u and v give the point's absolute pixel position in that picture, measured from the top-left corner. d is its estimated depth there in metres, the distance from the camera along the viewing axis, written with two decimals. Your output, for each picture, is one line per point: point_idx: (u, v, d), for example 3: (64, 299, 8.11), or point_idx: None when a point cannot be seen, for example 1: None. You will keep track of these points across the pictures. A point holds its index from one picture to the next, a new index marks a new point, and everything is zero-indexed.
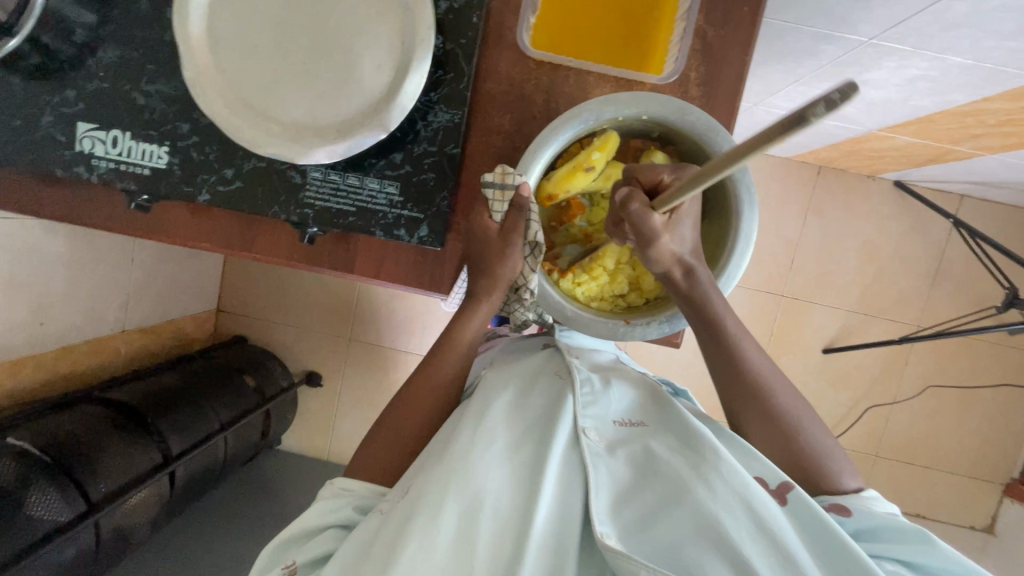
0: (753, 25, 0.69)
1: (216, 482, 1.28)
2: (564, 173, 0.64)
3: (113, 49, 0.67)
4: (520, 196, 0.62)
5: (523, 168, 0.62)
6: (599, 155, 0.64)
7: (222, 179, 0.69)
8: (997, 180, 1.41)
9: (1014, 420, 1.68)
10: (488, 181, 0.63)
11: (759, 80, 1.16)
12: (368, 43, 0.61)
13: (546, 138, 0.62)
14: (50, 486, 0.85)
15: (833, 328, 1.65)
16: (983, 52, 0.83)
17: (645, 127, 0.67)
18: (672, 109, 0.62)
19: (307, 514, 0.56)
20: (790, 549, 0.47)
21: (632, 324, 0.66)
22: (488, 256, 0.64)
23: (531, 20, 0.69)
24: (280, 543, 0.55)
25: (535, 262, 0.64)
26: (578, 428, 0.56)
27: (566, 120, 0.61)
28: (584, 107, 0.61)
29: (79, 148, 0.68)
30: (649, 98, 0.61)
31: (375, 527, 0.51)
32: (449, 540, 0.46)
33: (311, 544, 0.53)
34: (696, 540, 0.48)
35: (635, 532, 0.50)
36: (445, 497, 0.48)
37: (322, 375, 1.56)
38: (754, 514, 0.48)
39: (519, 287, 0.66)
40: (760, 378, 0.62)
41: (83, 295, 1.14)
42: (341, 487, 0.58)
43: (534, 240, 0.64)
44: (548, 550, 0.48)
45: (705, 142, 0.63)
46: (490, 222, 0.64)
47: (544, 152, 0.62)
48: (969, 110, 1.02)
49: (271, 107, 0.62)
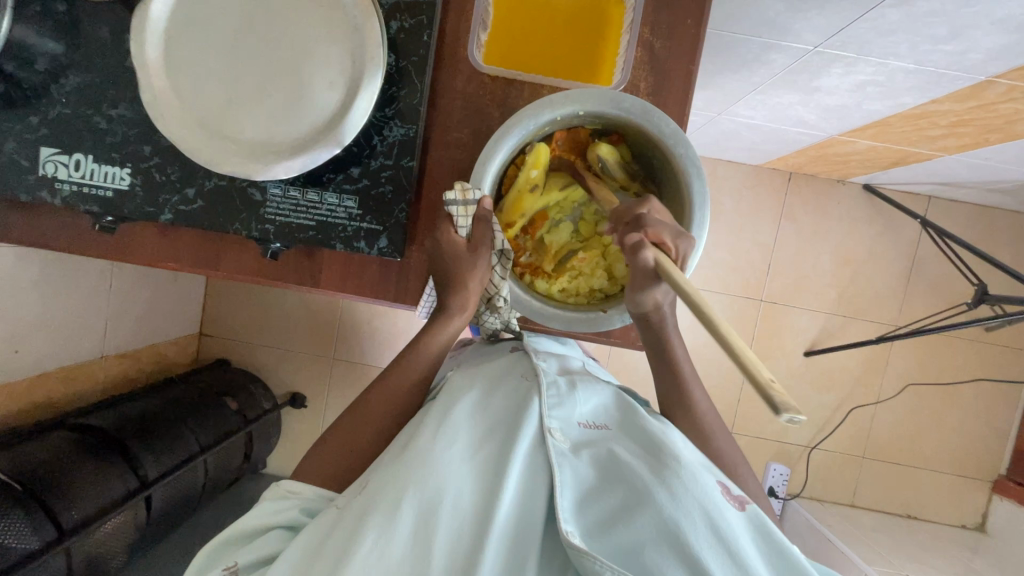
0: (698, 36, 0.72)
1: (197, 506, 1.27)
2: (513, 198, 0.68)
3: (75, 76, 0.69)
4: (482, 210, 0.63)
5: (478, 180, 0.63)
6: (537, 171, 0.67)
7: (184, 199, 0.70)
8: (960, 180, 1.45)
9: (997, 416, 1.69)
10: (450, 199, 0.63)
11: (719, 91, 1.19)
12: (320, 64, 0.63)
13: (495, 146, 0.63)
14: (20, 514, 0.84)
15: (813, 330, 1.67)
16: (923, 56, 0.87)
17: (589, 122, 0.68)
18: (606, 101, 0.63)
19: (249, 515, 0.56)
20: (744, 558, 0.47)
21: (610, 311, 0.68)
22: (451, 268, 0.66)
23: (483, 38, 0.72)
24: (223, 540, 0.56)
25: (504, 270, 0.67)
26: (545, 428, 0.56)
27: (507, 127, 0.62)
28: (524, 112, 0.62)
29: (43, 172, 0.69)
30: (582, 93, 0.63)
31: (328, 524, 0.51)
32: (409, 540, 0.47)
33: (254, 546, 0.54)
34: (656, 544, 0.48)
35: (597, 534, 0.50)
36: (404, 490, 0.49)
37: (306, 397, 1.56)
38: (711, 523, 0.48)
39: (491, 295, 0.70)
40: (698, 398, 0.68)
41: (58, 322, 1.14)
42: (287, 491, 0.58)
43: (501, 248, 0.66)
44: (508, 550, 0.48)
45: (644, 126, 0.64)
46: (456, 237, 0.65)
47: (494, 159, 0.63)
48: (920, 112, 1.06)
49: (228, 127, 0.64)
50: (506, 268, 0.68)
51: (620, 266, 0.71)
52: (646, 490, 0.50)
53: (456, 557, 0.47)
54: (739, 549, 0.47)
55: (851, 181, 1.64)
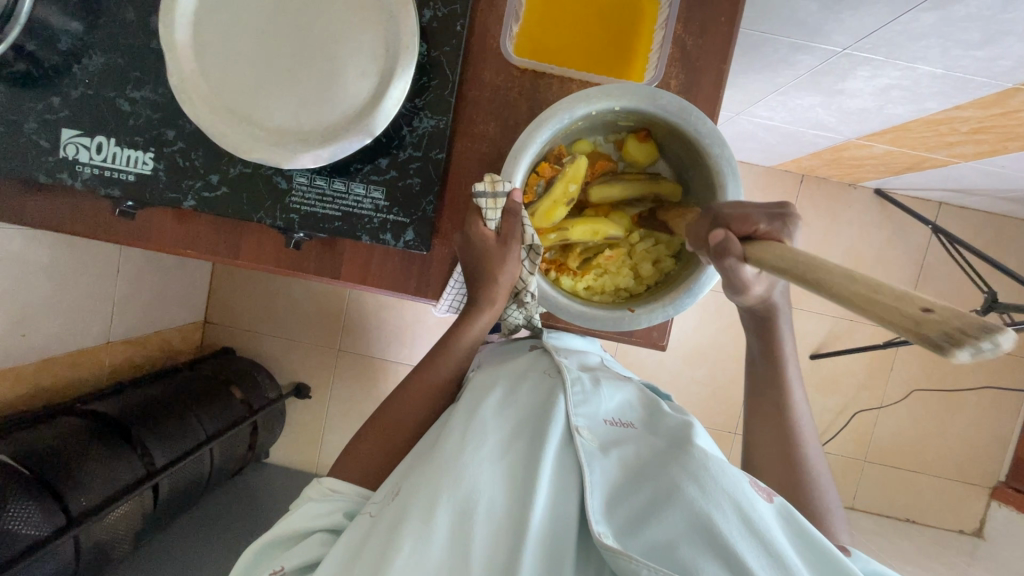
0: (731, 35, 0.71)
1: (202, 496, 1.26)
2: (547, 208, 0.66)
3: (99, 56, 0.67)
4: (512, 203, 0.62)
5: (509, 173, 0.62)
6: (576, 186, 0.66)
7: (207, 185, 0.69)
8: (973, 187, 1.44)
9: (998, 422, 1.70)
10: (479, 191, 0.62)
11: (739, 91, 1.18)
12: (352, 51, 0.62)
13: (527, 140, 0.62)
14: (29, 500, 0.83)
15: (820, 334, 1.67)
16: (953, 61, 0.86)
17: (620, 117, 0.67)
18: (643, 97, 0.62)
19: (294, 517, 0.55)
20: (782, 551, 0.46)
21: (638, 312, 0.67)
22: (481, 263, 0.65)
23: (515, 30, 0.70)
24: (267, 543, 0.55)
25: (533, 266, 0.66)
26: (572, 427, 0.56)
27: (542, 121, 0.62)
28: (559, 106, 0.61)
29: (63, 154, 0.68)
30: (619, 89, 0.62)
31: (363, 533, 0.50)
32: (446, 543, 0.47)
33: (297, 550, 0.53)
34: (691, 541, 0.47)
35: (629, 533, 0.50)
36: (438, 495, 0.48)
37: (310, 387, 1.55)
38: (744, 514, 0.48)
39: (519, 291, 0.68)
40: None
41: (66, 307, 1.13)
42: (329, 489, 0.57)
43: (530, 243, 0.65)
44: (543, 551, 0.48)
45: (680, 123, 0.63)
46: (485, 230, 0.64)
47: (525, 155, 0.62)
48: (942, 118, 1.05)
49: (255, 113, 0.62)
50: (535, 263, 0.66)
51: (646, 265, 0.71)
52: (675, 486, 0.50)
53: (494, 559, 0.47)
54: (774, 540, 0.47)
55: (863, 186, 1.64)
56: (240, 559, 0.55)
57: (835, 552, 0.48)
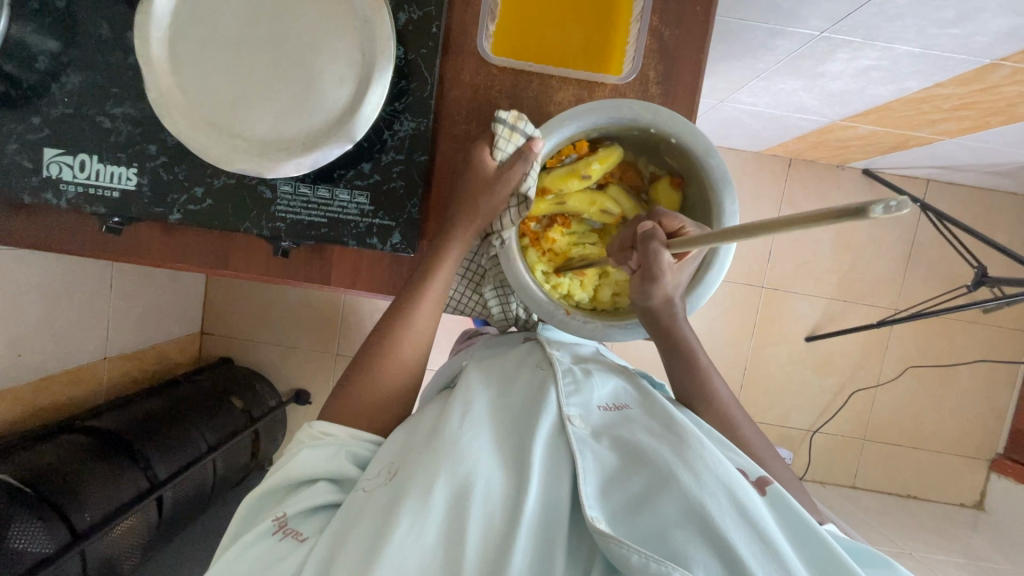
0: (707, 24, 0.71)
1: (207, 506, 1.27)
2: (562, 173, 0.68)
3: (76, 74, 0.67)
4: (527, 146, 0.63)
5: (547, 127, 0.65)
6: (597, 166, 0.68)
7: (193, 198, 0.69)
8: (960, 163, 1.45)
9: (994, 395, 1.72)
10: (500, 118, 0.63)
11: (722, 78, 1.19)
12: (328, 57, 0.62)
13: (579, 114, 0.64)
14: (34, 518, 0.83)
15: (814, 316, 1.69)
16: (930, 39, 0.87)
17: (669, 150, 0.69)
18: (699, 145, 0.64)
19: (292, 465, 0.56)
20: (770, 536, 0.48)
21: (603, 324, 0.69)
22: (470, 197, 0.65)
23: (491, 29, 0.70)
24: (267, 493, 0.56)
25: (517, 216, 0.66)
26: (564, 416, 0.57)
27: (604, 106, 0.64)
28: (626, 104, 0.64)
29: (47, 174, 0.68)
30: (679, 124, 0.64)
31: (357, 507, 0.51)
32: (438, 530, 0.47)
33: (303, 496, 0.54)
34: (682, 526, 0.48)
35: (622, 516, 0.50)
36: (436, 477, 0.49)
37: (310, 393, 1.55)
38: (735, 501, 0.49)
39: (492, 231, 0.67)
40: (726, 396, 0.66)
41: (62, 325, 1.13)
42: (324, 434, 0.58)
43: (523, 194, 0.65)
44: (535, 541, 0.48)
45: (713, 186, 0.66)
46: (489, 159, 0.64)
47: (572, 121, 0.64)
48: (923, 97, 1.06)
49: (235, 124, 0.63)
50: (520, 215, 0.66)
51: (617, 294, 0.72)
52: (669, 472, 0.51)
53: (486, 548, 0.47)
54: (765, 527, 0.48)
55: (850, 166, 1.65)
56: (240, 506, 0.56)
57: (833, 546, 0.49)
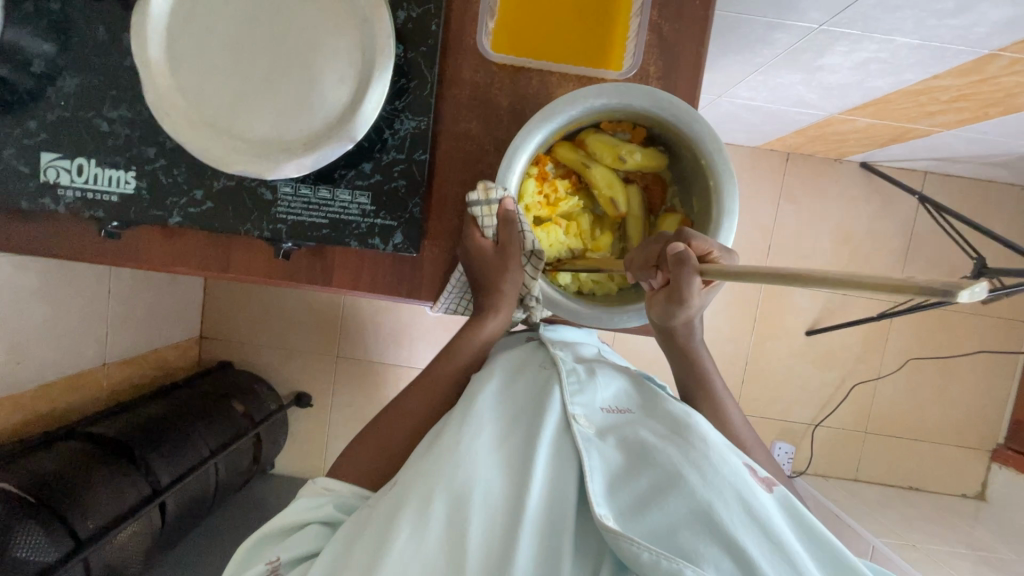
0: (707, 18, 0.71)
1: (210, 510, 1.26)
2: (608, 141, 0.68)
3: (72, 77, 0.66)
4: (504, 209, 0.64)
5: (642, 98, 0.64)
6: (637, 157, 0.69)
7: (192, 201, 0.69)
8: (957, 155, 1.45)
9: (994, 385, 1.72)
10: (474, 200, 0.64)
11: (720, 73, 1.18)
12: (328, 56, 0.62)
13: (660, 106, 0.64)
14: (36, 525, 0.83)
15: (814, 309, 1.69)
16: (929, 31, 0.87)
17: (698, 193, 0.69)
18: (725, 199, 0.64)
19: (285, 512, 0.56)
20: (779, 535, 0.48)
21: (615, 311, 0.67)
22: (487, 276, 0.67)
23: (490, 25, 0.70)
24: (264, 537, 0.56)
25: (535, 270, 0.67)
26: (568, 415, 0.56)
27: (680, 113, 0.63)
28: (693, 121, 0.63)
29: (44, 178, 0.68)
30: (717, 163, 0.64)
31: (362, 521, 0.51)
32: (443, 533, 0.47)
33: (293, 542, 0.54)
34: (690, 525, 0.48)
35: (630, 515, 0.50)
36: (435, 486, 0.49)
37: (311, 395, 1.54)
38: (743, 501, 0.49)
39: (524, 297, 0.69)
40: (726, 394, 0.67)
41: (61, 331, 1.13)
42: (323, 487, 0.58)
43: (530, 248, 0.67)
44: (541, 546, 0.48)
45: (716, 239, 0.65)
46: (483, 239, 0.66)
47: (654, 106, 0.64)
48: (922, 89, 1.06)
49: (234, 125, 0.62)
50: (537, 267, 0.68)
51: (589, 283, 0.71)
52: (676, 472, 0.51)
53: (491, 550, 0.47)
54: (772, 525, 0.48)
55: (848, 160, 1.65)
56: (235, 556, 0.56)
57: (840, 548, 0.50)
